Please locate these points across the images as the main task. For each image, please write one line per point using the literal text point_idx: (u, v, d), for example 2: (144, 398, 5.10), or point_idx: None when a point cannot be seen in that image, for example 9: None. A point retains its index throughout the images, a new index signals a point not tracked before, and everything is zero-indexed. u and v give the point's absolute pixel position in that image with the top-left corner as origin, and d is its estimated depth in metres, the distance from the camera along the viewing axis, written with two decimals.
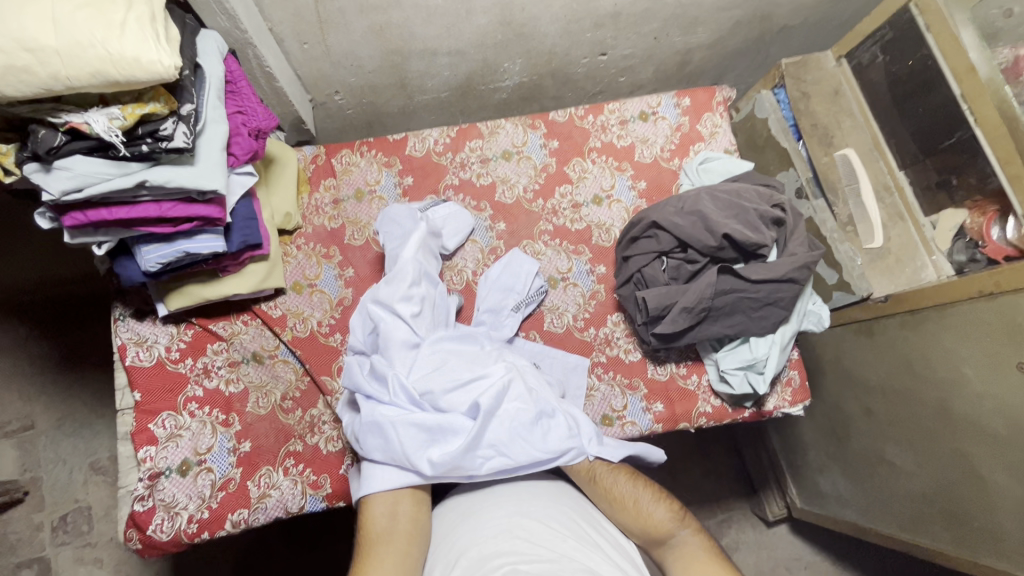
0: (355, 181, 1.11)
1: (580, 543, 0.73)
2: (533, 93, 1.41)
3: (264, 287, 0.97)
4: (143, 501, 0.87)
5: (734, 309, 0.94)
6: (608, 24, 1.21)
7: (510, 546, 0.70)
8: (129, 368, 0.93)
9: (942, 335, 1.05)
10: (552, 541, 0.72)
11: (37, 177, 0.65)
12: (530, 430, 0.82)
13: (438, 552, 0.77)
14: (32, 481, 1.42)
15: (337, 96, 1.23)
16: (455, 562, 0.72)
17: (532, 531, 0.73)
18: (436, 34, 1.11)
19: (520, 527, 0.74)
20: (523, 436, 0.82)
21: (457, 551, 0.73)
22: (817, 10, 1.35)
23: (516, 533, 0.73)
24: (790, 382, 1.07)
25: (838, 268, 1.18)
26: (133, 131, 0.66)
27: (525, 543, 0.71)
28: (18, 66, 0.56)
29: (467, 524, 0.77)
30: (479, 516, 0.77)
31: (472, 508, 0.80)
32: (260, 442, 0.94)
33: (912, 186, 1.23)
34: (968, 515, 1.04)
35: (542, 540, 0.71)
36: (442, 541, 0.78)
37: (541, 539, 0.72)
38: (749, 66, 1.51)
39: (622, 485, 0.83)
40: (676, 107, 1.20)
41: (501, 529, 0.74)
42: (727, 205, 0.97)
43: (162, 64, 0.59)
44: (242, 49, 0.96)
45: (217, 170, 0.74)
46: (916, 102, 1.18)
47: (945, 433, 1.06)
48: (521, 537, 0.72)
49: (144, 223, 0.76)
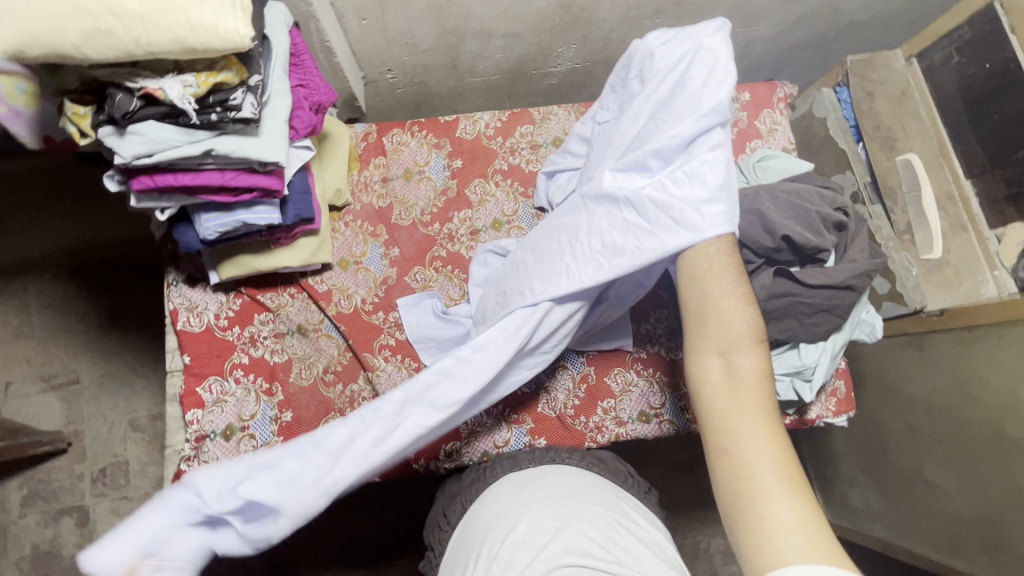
0: (405, 161, 1.10)
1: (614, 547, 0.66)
2: (584, 80, 1.38)
3: (313, 262, 0.98)
4: (189, 461, 0.91)
5: (787, 314, 0.91)
6: (669, 11, 1.18)
7: (535, 550, 0.63)
8: (180, 332, 0.95)
9: (999, 354, 1.01)
10: (581, 540, 0.65)
11: (111, 141, 0.66)
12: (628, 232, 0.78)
13: (468, 551, 0.72)
14: (76, 433, 1.49)
15: (389, 74, 1.23)
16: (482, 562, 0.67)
17: (558, 530, 0.66)
18: (494, 16, 1.09)
19: (549, 529, 0.67)
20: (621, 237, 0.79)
21: (486, 549, 0.68)
22: (889, 6, 1.29)
23: (543, 534, 0.66)
24: (835, 393, 1.04)
25: (891, 277, 1.15)
26: (204, 99, 0.66)
27: (553, 545, 0.64)
28: (103, 29, 0.56)
29: (494, 527, 0.71)
30: (507, 516, 0.72)
31: (503, 508, 0.75)
32: (300, 413, 0.96)
33: (978, 196, 1.17)
34: (1011, 540, 1.01)
35: (572, 542, 0.64)
36: (472, 540, 0.73)
37: (570, 541, 0.64)
38: (810, 62, 1.45)
39: (722, 266, 0.75)
40: (734, 102, 1.16)
41: (527, 528, 0.68)
42: (788, 205, 0.94)
43: (239, 34, 0.59)
44: (304, 22, 0.96)
45: (280, 142, 0.74)
46: (991, 108, 1.11)
47: (995, 455, 1.02)
48: (544, 537, 0.65)
49: (206, 191, 0.77)
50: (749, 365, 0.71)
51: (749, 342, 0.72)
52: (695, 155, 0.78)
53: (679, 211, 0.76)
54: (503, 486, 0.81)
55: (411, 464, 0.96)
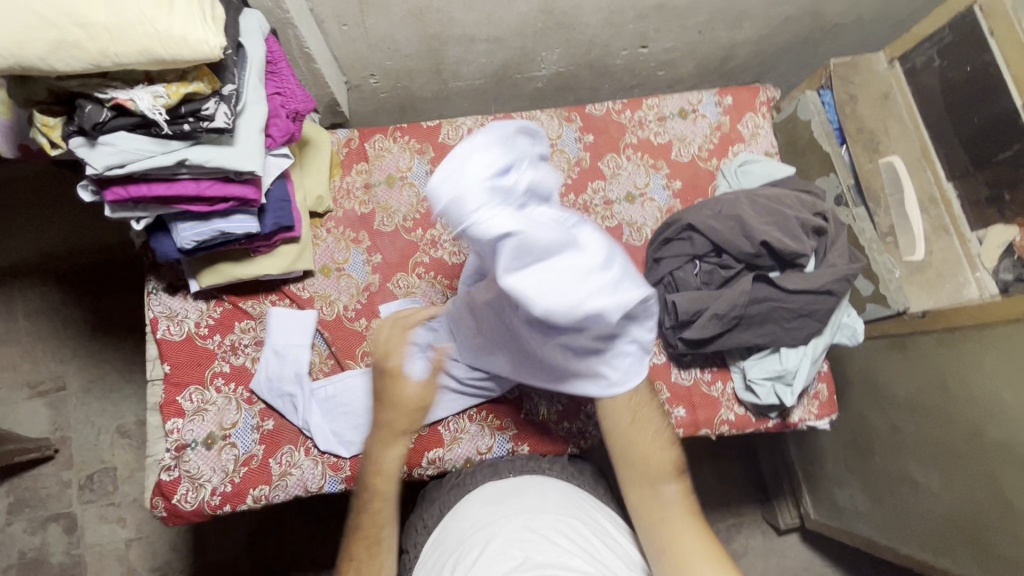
0: (387, 167, 1.10)
1: (589, 561, 0.66)
2: (569, 83, 1.38)
3: (293, 270, 0.97)
4: (169, 471, 0.91)
5: (767, 319, 0.92)
6: (652, 15, 1.18)
7: (512, 562, 0.63)
8: (160, 341, 0.95)
9: (980, 356, 1.02)
10: (560, 555, 0.64)
11: (82, 152, 0.66)
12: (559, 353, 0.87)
13: (443, 563, 0.71)
14: (63, 439, 1.48)
15: (372, 79, 1.22)
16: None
17: (537, 546, 0.65)
18: (476, 20, 1.09)
19: (526, 541, 0.66)
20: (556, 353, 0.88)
21: (460, 563, 0.68)
22: (872, 9, 1.29)
23: (520, 545, 0.65)
24: (818, 396, 1.05)
25: (873, 279, 1.14)
26: (176, 110, 0.66)
27: (530, 557, 0.63)
28: (69, 41, 0.56)
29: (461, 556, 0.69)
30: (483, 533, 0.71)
31: (480, 520, 0.74)
32: (282, 421, 0.96)
33: (960, 199, 1.18)
34: (994, 540, 1.01)
35: (549, 555, 0.64)
36: (448, 552, 0.72)
37: (548, 554, 0.64)
38: (794, 64, 1.46)
39: (643, 408, 0.80)
40: (717, 106, 1.16)
41: (503, 546, 0.66)
42: (768, 210, 0.94)
43: (208, 44, 0.59)
44: (282, 29, 0.96)
45: (255, 152, 0.74)
46: (972, 111, 1.12)
47: (978, 455, 1.03)
48: (523, 552, 0.64)
49: (181, 201, 0.77)
50: (673, 494, 0.77)
51: (672, 472, 0.78)
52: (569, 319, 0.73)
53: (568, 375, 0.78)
54: (481, 497, 0.80)
55: None
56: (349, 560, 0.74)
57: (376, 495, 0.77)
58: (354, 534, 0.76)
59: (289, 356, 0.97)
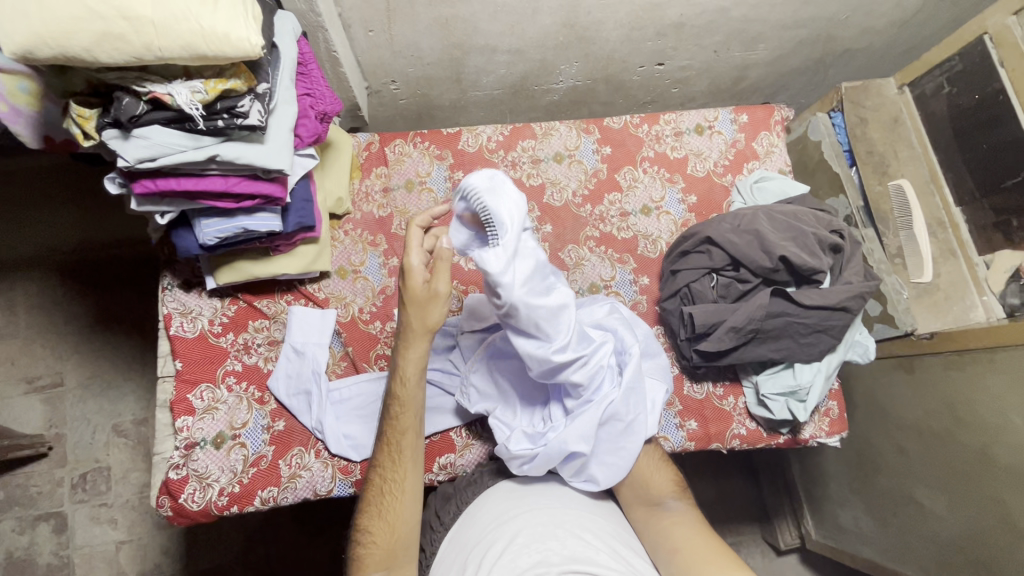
0: (406, 172, 1.11)
1: (613, 557, 0.69)
2: (584, 97, 1.40)
3: (311, 270, 0.97)
4: (177, 470, 0.89)
5: (783, 333, 0.92)
6: (670, 33, 1.20)
7: (543, 555, 0.65)
8: (173, 337, 0.94)
9: (991, 380, 1.02)
10: (586, 551, 0.67)
11: (115, 143, 0.66)
12: (574, 428, 0.80)
13: (464, 555, 0.72)
14: (58, 436, 1.46)
15: (393, 85, 1.24)
16: (482, 567, 0.67)
17: (565, 540, 0.68)
18: (499, 31, 1.11)
19: (553, 535, 0.69)
20: (577, 431, 0.79)
21: (486, 553, 0.69)
22: (883, 36, 1.32)
23: (547, 540, 0.68)
24: (828, 413, 1.05)
25: (882, 300, 1.16)
26: (211, 106, 0.66)
27: (559, 551, 0.66)
28: (115, 33, 0.56)
29: (485, 543, 0.70)
30: (509, 523, 0.72)
31: (502, 512, 0.75)
32: (293, 423, 0.96)
33: (967, 224, 1.19)
34: (999, 564, 1.01)
35: (576, 550, 0.67)
36: (469, 543, 0.73)
37: (574, 549, 0.67)
38: (805, 86, 1.48)
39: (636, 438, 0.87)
40: (733, 123, 1.18)
41: (535, 537, 0.68)
42: (785, 226, 0.96)
43: (250, 42, 0.60)
44: (312, 32, 0.97)
45: (284, 150, 0.74)
46: (979, 137, 1.14)
47: (983, 478, 1.03)
48: (554, 547, 0.67)
49: (209, 197, 0.77)
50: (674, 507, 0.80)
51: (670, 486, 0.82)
52: (575, 430, 0.79)
53: (601, 446, 0.82)
54: (497, 493, 0.80)
55: None
56: (367, 507, 0.76)
57: (399, 441, 0.78)
58: (373, 485, 0.77)
59: (309, 354, 0.97)
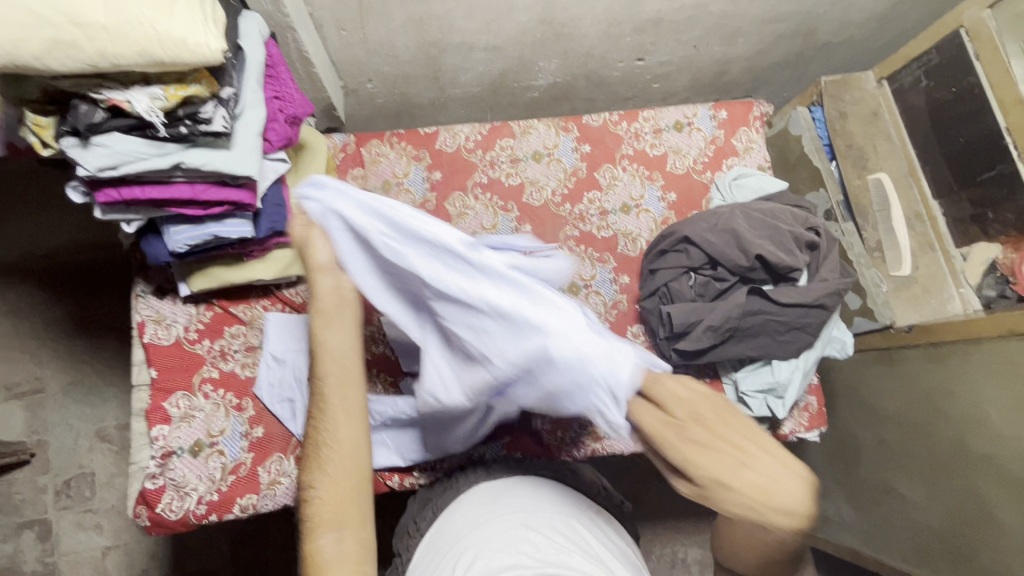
0: (383, 173, 1.10)
1: (587, 558, 0.68)
2: (565, 93, 1.39)
3: (287, 274, 0.96)
4: (154, 479, 0.88)
5: (760, 332, 0.93)
6: (649, 29, 1.19)
7: (515, 559, 0.64)
8: (147, 345, 0.93)
9: (967, 372, 1.03)
10: (558, 553, 0.66)
11: (74, 152, 0.64)
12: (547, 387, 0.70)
13: (439, 562, 0.71)
14: (39, 443, 1.44)
15: (369, 84, 1.22)
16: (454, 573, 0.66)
17: (537, 544, 0.67)
18: (475, 29, 1.09)
19: (524, 539, 0.68)
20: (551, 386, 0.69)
21: (459, 559, 0.68)
22: (862, 29, 1.32)
23: (519, 544, 0.67)
24: (807, 408, 1.06)
25: (862, 294, 1.17)
26: (173, 113, 0.65)
27: (530, 554, 0.65)
28: (66, 41, 0.55)
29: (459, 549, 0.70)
30: (482, 528, 0.72)
31: (475, 517, 0.75)
32: (273, 429, 0.95)
33: (945, 217, 1.20)
34: (976, 552, 1.03)
35: (548, 552, 0.66)
36: (444, 548, 0.73)
37: (546, 552, 0.66)
38: (786, 80, 1.48)
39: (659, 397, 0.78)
40: (712, 119, 1.18)
41: (508, 542, 0.68)
42: (762, 224, 0.96)
43: (208, 47, 0.58)
44: (282, 32, 0.96)
45: (252, 156, 0.73)
46: (956, 131, 1.14)
47: (961, 468, 1.05)
48: (526, 551, 0.66)
49: (176, 203, 0.76)
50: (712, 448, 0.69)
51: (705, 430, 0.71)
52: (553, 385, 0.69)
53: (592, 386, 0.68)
54: (472, 497, 0.80)
55: (385, 481, 0.98)
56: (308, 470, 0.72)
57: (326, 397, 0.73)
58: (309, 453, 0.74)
59: (289, 361, 0.96)
